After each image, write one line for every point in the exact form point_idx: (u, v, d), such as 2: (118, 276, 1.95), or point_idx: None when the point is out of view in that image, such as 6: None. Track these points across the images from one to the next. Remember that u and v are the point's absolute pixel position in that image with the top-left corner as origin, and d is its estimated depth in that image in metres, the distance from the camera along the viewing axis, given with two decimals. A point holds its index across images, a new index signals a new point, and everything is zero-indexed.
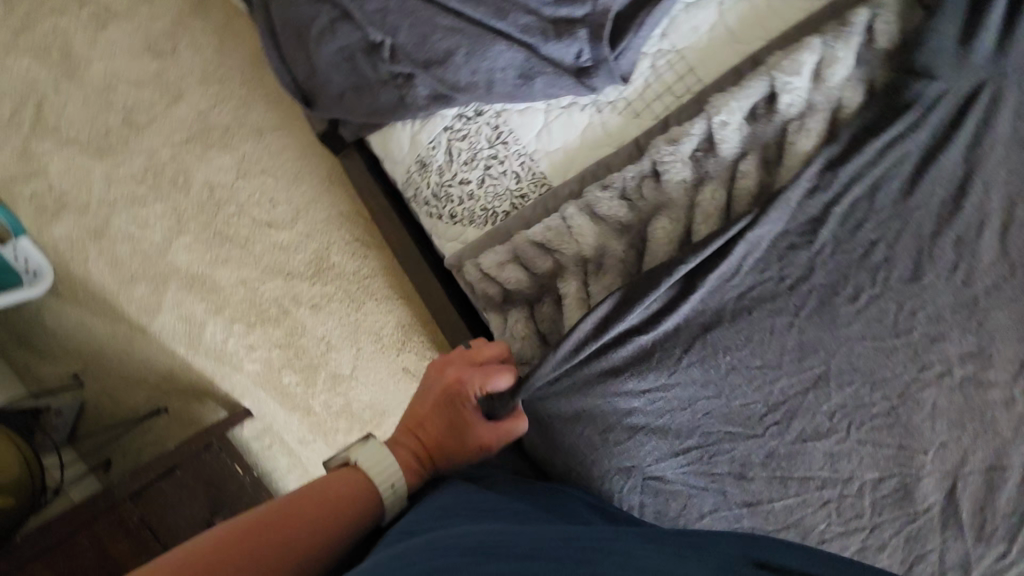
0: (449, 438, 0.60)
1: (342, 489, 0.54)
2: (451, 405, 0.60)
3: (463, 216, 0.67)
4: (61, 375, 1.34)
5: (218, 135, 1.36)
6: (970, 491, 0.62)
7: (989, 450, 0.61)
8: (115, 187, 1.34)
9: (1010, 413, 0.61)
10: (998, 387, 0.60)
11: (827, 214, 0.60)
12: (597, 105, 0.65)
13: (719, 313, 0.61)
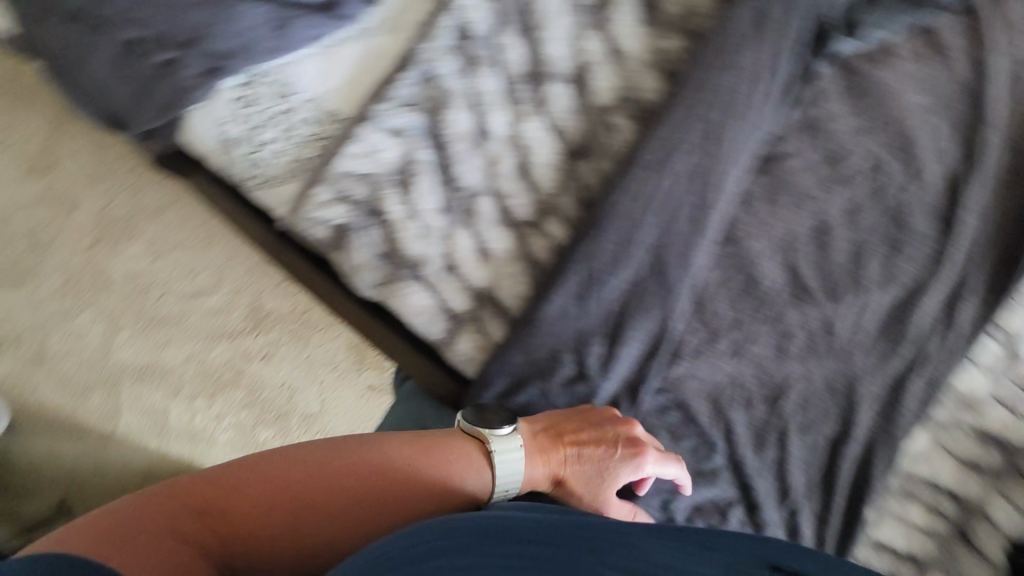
0: (578, 479, 0.58)
1: (455, 453, 0.55)
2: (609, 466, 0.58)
3: (279, 175, 0.70)
4: (42, 509, 0.98)
5: (119, 226, 1.17)
6: (809, 258, 0.65)
7: (811, 215, 0.64)
8: (41, 311, 1.11)
9: (816, 174, 0.63)
10: (796, 155, 0.63)
11: (588, 57, 0.64)
12: (362, 34, 0.68)
13: (525, 174, 0.66)
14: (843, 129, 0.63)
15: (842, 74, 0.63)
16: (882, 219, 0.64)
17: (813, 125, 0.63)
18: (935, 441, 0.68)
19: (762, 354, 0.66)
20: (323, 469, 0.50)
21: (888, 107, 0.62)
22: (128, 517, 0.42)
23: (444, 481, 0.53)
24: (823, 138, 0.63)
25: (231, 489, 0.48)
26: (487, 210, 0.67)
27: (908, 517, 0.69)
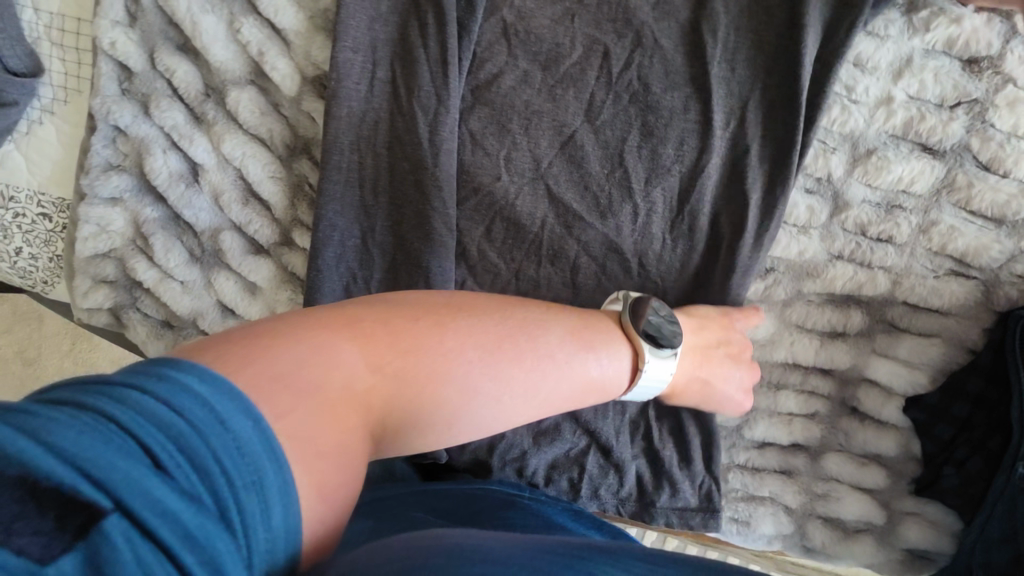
0: (683, 393, 0.56)
1: (609, 341, 0.50)
2: (713, 394, 0.57)
3: (49, 276, 0.69)
4: None
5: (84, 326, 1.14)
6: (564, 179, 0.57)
7: (546, 131, 0.56)
8: None
9: (534, 84, 0.55)
10: (505, 73, 0.55)
11: (253, 47, 0.57)
12: (45, 110, 0.63)
13: (254, 195, 0.62)
14: (542, 21, 0.54)
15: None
16: (622, 105, 0.54)
17: (510, 33, 0.54)
18: (784, 321, 0.60)
19: (555, 295, 0.60)
20: (498, 353, 0.43)
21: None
22: (344, 374, 0.35)
23: (551, 381, 0.45)
24: (523, 43, 0.54)
25: (427, 365, 0.40)
26: (234, 245, 0.63)
27: (783, 409, 0.62)
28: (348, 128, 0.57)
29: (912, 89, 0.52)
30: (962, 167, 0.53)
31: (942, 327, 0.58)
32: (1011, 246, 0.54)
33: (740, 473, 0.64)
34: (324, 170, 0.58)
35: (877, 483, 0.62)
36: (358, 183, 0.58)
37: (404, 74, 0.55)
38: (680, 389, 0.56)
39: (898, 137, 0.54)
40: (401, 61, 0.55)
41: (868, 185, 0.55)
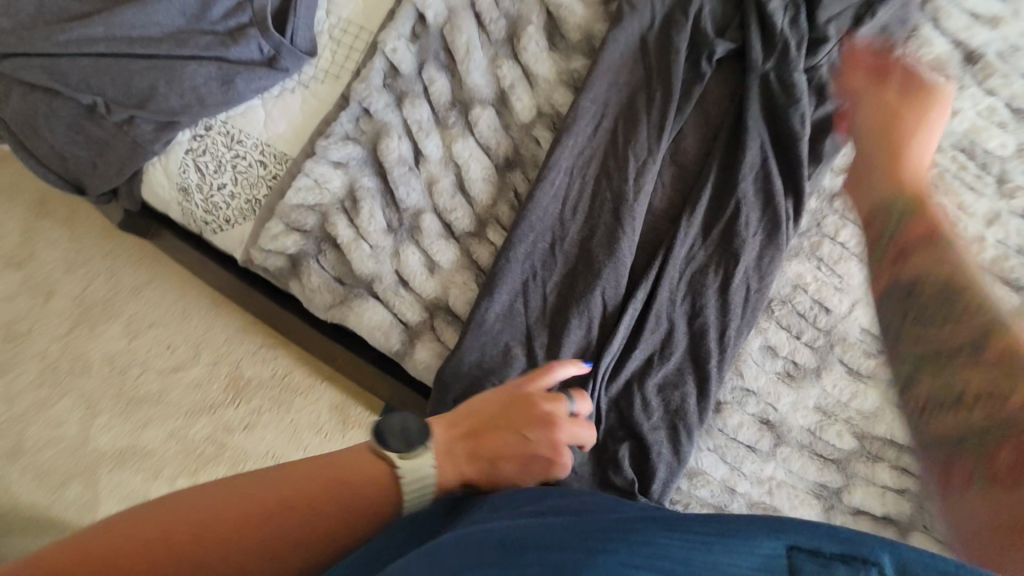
0: (509, 450, 0.51)
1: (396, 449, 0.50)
2: (528, 427, 0.52)
3: (235, 216, 0.75)
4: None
5: (102, 308, 1.09)
6: (719, 236, 0.68)
7: (716, 194, 0.69)
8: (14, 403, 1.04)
9: (727, 159, 0.69)
10: (700, 148, 0.70)
11: (506, 82, 0.71)
12: (302, 84, 0.74)
13: (463, 191, 0.71)
14: (750, 114, 0.67)
15: (730, 72, 0.71)
16: (777, 186, 0.67)
17: (711, 122, 0.70)
18: (888, 400, 0.70)
19: (704, 331, 0.67)
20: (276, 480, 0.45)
21: (775, 96, 0.68)
22: None
23: (338, 521, 0.44)
24: (722, 129, 0.69)
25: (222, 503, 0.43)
26: (431, 225, 0.71)
27: (879, 479, 0.69)
28: (569, 156, 0.69)
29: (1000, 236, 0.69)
30: None
31: None
32: None
33: None
34: (539, 180, 0.69)
35: None
36: (563, 200, 0.69)
37: (624, 127, 0.69)
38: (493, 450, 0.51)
39: None
40: (624, 118, 0.69)
41: None
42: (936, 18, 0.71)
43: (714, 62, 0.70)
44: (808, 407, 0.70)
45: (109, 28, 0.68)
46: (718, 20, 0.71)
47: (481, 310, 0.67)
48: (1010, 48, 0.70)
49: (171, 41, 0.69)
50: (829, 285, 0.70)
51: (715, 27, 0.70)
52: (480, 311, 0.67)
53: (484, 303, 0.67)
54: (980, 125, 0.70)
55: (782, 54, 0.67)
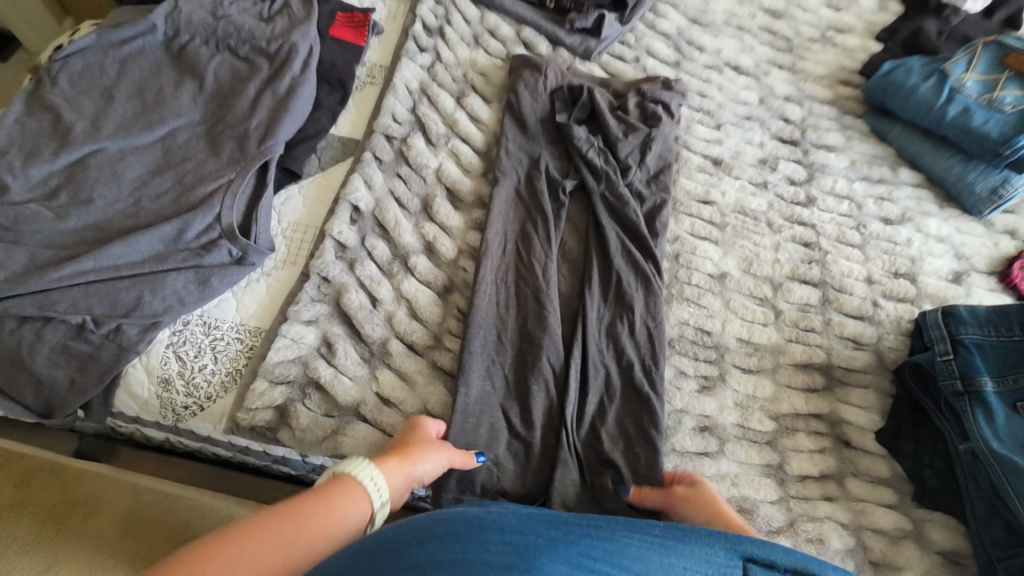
0: (421, 456, 0.71)
1: (347, 499, 0.63)
2: (425, 442, 0.73)
3: (216, 391, 0.82)
4: None
5: None
6: (615, 299, 0.91)
7: (602, 273, 0.93)
8: None
9: (600, 246, 0.95)
10: (580, 246, 0.97)
11: (430, 235, 0.95)
12: (265, 273, 0.92)
13: (417, 317, 0.89)
14: (603, 216, 0.97)
15: (580, 198, 1.02)
16: (638, 256, 0.95)
17: (580, 228, 0.99)
18: (778, 382, 0.91)
19: (631, 366, 0.85)
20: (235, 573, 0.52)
21: (614, 202, 0.99)
22: None
23: (316, 511, 0.60)
24: (589, 231, 0.97)
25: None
26: (398, 348, 0.85)
27: (802, 446, 0.86)
28: (490, 272, 0.91)
29: (786, 255, 1.02)
30: (827, 291, 1.00)
31: (869, 380, 0.93)
32: (872, 330, 0.97)
33: (797, 502, 0.81)
34: (474, 292, 0.89)
35: (891, 499, 0.83)
36: (495, 303, 0.89)
37: (522, 245, 0.95)
38: (412, 456, 0.71)
39: (791, 277, 1.00)
40: (521, 239, 0.95)
41: (788, 300, 0.98)
42: (686, 145, 1.12)
43: (567, 192, 1.01)
44: (729, 406, 0.87)
45: (98, 260, 0.82)
46: (560, 168, 1.03)
47: (458, 400, 0.80)
48: (735, 153, 1.12)
49: (153, 260, 0.85)
50: (702, 315, 0.94)
51: (560, 172, 1.03)
52: (457, 402, 0.80)
53: (459, 395, 0.81)
54: (742, 196, 1.07)
55: (609, 181, 1.00)
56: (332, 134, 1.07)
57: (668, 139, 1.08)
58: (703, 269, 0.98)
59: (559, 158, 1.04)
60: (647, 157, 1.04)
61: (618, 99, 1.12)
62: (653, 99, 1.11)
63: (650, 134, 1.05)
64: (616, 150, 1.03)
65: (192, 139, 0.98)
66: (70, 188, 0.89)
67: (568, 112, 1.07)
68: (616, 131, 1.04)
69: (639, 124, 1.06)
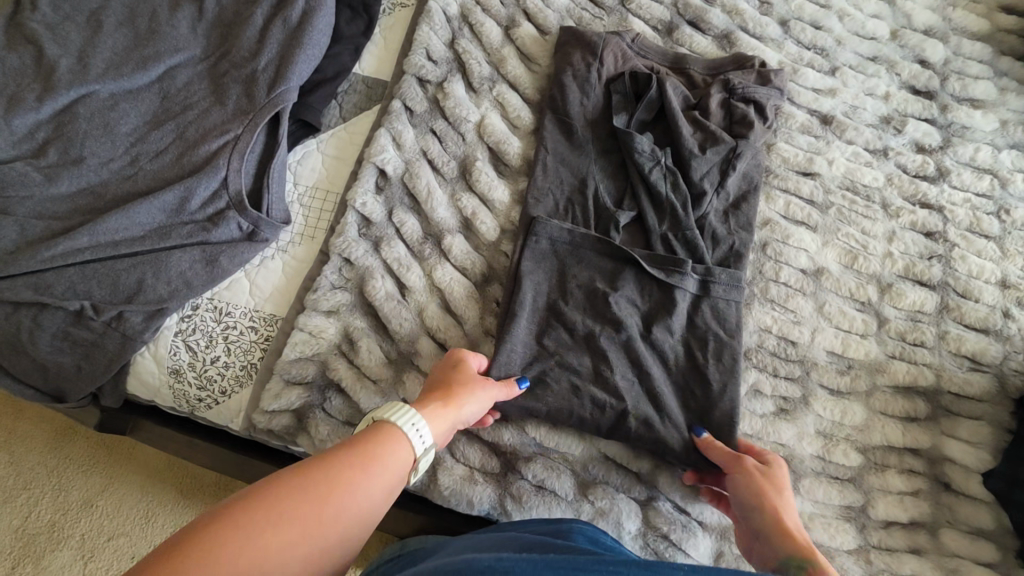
0: (465, 396, 0.61)
1: (385, 446, 0.51)
2: (473, 380, 0.64)
3: (230, 386, 0.75)
4: None
5: None
6: (677, 392, 0.71)
7: (659, 348, 0.72)
8: None
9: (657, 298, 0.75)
10: None
11: (468, 210, 0.81)
12: (281, 249, 0.80)
13: (452, 310, 0.77)
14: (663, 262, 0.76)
15: (636, 237, 0.79)
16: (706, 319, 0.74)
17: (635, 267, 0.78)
18: (871, 409, 0.76)
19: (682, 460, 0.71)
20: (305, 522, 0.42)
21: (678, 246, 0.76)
22: None
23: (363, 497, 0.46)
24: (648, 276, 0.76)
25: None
26: (428, 346, 0.75)
27: (891, 486, 0.74)
28: None
29: (901, 248, 0.83)
30: (949, 296, 0.81)
31: (983, 411, 0.77)
32: (1001, 348, 0.78)
33: (879, 553, 0.71)
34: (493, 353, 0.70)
35: (992, 558, 0.71)
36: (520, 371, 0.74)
37: (560, 293, 0.75)
38: (456, 398, 0.60)
39: (904, 276, 0.82)
40: (558, 286, 0.75)
41: (896, 306, 0.80)
42: (789, 96, 0.89)
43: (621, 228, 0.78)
44: (810, 435, 0.74)
45: (93, 236, 0.72)
46: (613, 193, 0.81)
47: (472, 499, 0.69)
48: (851, 108, 0.89)
49: (155, 236, 0.74)
50: (788, 321, 0.79)
51: (612, 199, 0.80)
52: (469, 503, 0.69)
53: (470, 495, 0.69)
54: (853, 166, 0.86)
55: (674, 219, 0.77)
56: (354, 74, 0.89)
57: (756, 152, 0.82)
58: (795, 263, 0.81)
59: (612, 177, 0.81)
60: (728, 179, 0.79)
61: (697, 93, 0.85)
62: (744, 95, 0.83)
63: (735, 149, 0.80)
64: (688, 169, 0.79)
65: (193, 82, 0.83)
66: (60, 143, 0.77)
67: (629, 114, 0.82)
68: (690, 144, 0.79)
69: (723, 132, 0.80)
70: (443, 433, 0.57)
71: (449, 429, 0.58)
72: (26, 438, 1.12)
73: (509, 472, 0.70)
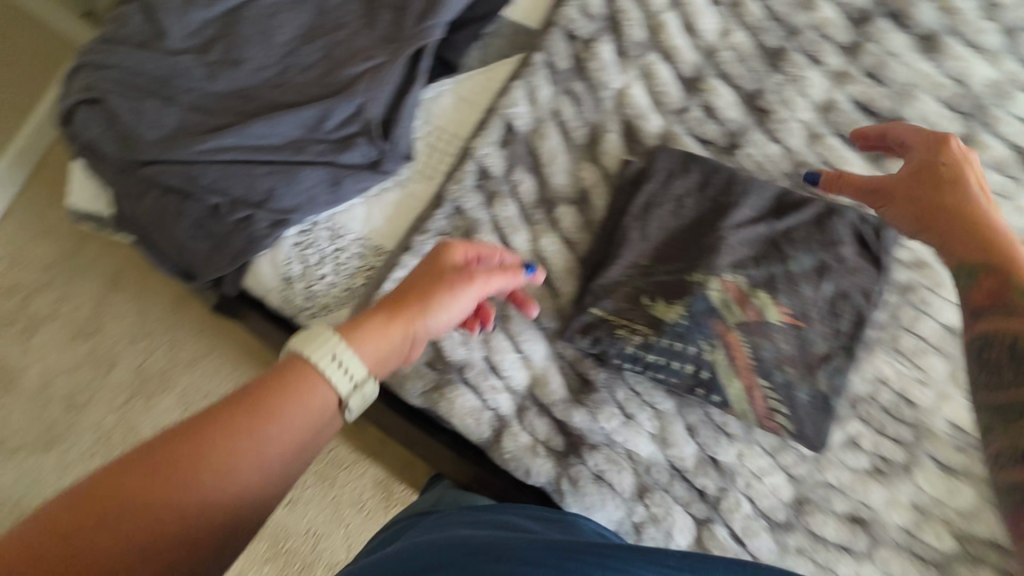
0: (435, 306, 0.57)
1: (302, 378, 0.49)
2: (443, 283, 0.58)
3: (331, 304, 0.79)
4: None
5: (158, 381, 1.20)
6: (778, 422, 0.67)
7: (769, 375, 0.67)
8: (72, 471, 1.14)
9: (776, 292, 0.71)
10: None
11: (588, 182, 0.78)
12: (399, 183, 0.82)
13: (551, 282, 0.76)
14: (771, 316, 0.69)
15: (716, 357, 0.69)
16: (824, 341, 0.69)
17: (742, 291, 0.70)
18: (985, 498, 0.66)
19: (750, 485, 0.68)
20: (200, 476, 0.43)
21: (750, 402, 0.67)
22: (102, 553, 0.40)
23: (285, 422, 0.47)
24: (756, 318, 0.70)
25: (132, 519, 0.41)
26: (521, 311, 0.75)
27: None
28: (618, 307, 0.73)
29: None
30: None
31: None
32: None
33: None
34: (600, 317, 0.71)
35: None
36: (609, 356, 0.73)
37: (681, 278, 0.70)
38: (411, 312, 0.56)
39: None
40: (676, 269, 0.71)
41: None
42: (990, 122, 0.75)
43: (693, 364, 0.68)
44: (903, 504, 0.67)
45: (239, 138, 0.77)
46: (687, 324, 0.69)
47: (533, 468, 0.70)
48: None
49: (290, 149, 0.78)
50: (911, 378, 0.70)
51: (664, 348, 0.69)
52: (528, 470, 0.70)
53: (530, 465, 0.70)
54: None
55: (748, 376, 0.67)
56: (504, 17, 0.87)
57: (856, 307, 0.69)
58: (939, 317, 0.72)
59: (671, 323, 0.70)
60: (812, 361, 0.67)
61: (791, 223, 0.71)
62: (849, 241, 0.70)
63: (862, 312, 0.69)
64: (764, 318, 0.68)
65: (349, 2, 0.84)
66: (223, 43, 0.81)
67: (713, 274, 0.69)
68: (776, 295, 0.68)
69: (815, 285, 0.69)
70: (382, 355, 0.54)
71: (395, 345, 0.55)
72: (154, 293, 1.26)
73: (571, 453, 0.70)
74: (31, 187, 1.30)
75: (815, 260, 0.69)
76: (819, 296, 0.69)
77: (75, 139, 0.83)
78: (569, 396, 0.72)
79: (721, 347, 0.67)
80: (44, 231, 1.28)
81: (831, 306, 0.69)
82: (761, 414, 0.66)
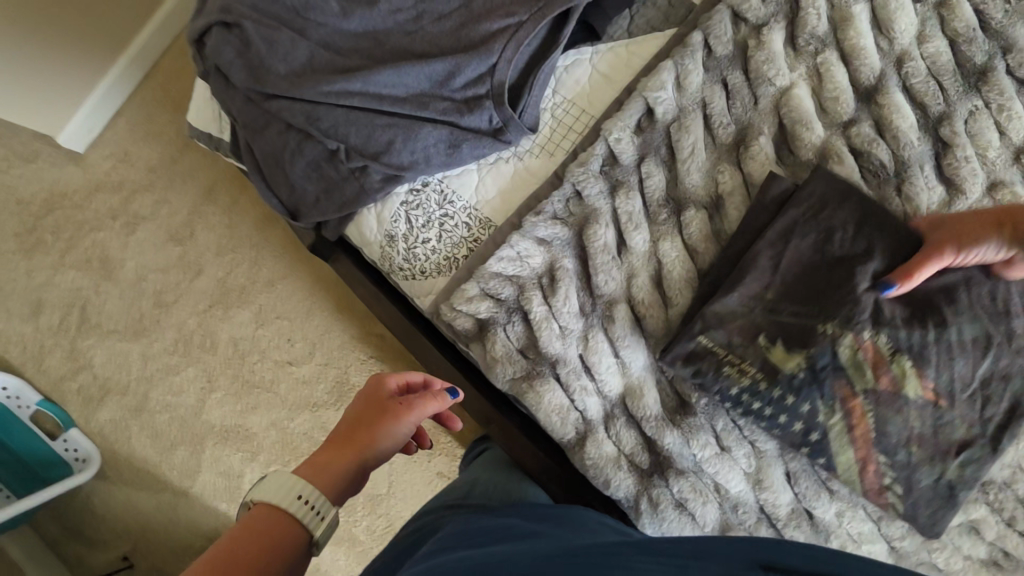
0: (381, 438, 0.60)
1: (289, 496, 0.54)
2: (380, 420, 0.61)
3: (431, 270, 0.77)
4: (112, 559, 1.16)
5: (237, 295, 1.21)
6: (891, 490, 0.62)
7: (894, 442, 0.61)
8: (153, 362, 1.20)
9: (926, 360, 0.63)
10: None
11: (725, 186, 0.71)
12: (518, 155, 0.78)
13: (664, 289, 0.70)
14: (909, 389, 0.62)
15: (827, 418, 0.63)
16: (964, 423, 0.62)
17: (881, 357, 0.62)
18: None
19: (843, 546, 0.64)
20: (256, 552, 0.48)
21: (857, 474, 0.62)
22: None
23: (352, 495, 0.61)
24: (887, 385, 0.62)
25: None
26: (627, 314, 0.70)
27: None
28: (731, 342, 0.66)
29: None
30: None
31: None
32: None
33: None
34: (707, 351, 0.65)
35: None
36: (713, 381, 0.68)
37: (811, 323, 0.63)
38: (357, 446, 0.59)
39: None
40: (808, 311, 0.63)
41: None
42: None
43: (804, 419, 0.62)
44: None
45: (365, 85, 0.74)
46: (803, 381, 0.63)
47: (613, 480, 0.67)
48: None
49: (414, 103, 0.75)
50: None
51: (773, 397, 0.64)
52: (606, 481, 0.67)
53: (610, 475, 0.67)
54: None
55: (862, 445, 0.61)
56: None
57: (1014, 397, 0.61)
58: None
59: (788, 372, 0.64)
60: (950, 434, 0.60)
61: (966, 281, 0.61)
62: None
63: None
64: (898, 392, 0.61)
65: None
66: None
67: (851, 328, 0.61)
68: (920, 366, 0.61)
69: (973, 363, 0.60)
70: (341, 489, 0.57)
71: (349, 481, 0.58)
72: (244, 211, 1.24)
73: (655, 474, 0.67)
74: (144, 85, 1.29)
75: (979, 332, 0.60)
76: (973, 375, 0.61)
77: (204, 60, 0.82)
78: (662, 414, 0.68)
79: (841, 412, 0.61)
80: (151, 134, 1.28)
81: (983, 389, 0.61)
82: (870, 487, 0.62)
